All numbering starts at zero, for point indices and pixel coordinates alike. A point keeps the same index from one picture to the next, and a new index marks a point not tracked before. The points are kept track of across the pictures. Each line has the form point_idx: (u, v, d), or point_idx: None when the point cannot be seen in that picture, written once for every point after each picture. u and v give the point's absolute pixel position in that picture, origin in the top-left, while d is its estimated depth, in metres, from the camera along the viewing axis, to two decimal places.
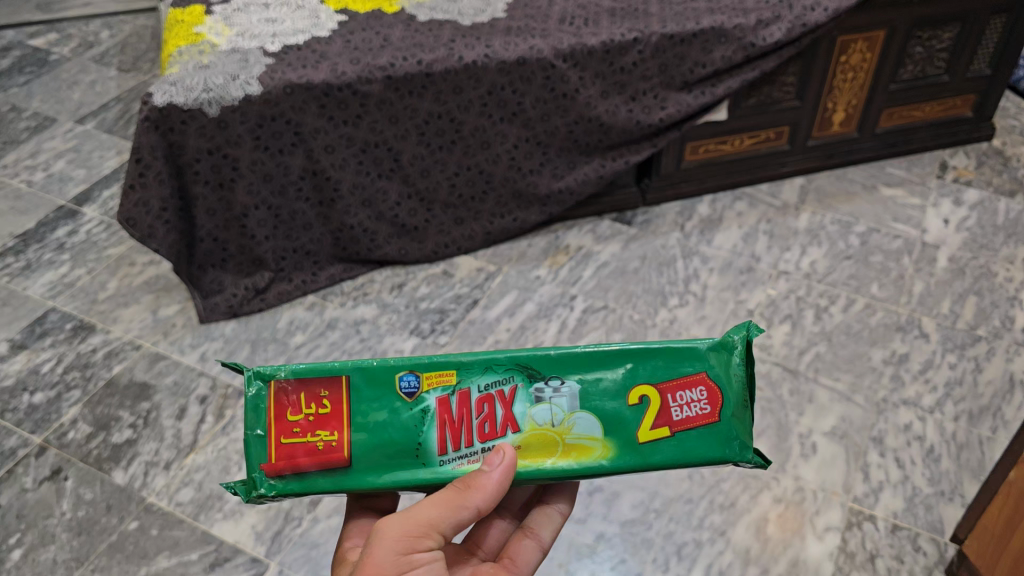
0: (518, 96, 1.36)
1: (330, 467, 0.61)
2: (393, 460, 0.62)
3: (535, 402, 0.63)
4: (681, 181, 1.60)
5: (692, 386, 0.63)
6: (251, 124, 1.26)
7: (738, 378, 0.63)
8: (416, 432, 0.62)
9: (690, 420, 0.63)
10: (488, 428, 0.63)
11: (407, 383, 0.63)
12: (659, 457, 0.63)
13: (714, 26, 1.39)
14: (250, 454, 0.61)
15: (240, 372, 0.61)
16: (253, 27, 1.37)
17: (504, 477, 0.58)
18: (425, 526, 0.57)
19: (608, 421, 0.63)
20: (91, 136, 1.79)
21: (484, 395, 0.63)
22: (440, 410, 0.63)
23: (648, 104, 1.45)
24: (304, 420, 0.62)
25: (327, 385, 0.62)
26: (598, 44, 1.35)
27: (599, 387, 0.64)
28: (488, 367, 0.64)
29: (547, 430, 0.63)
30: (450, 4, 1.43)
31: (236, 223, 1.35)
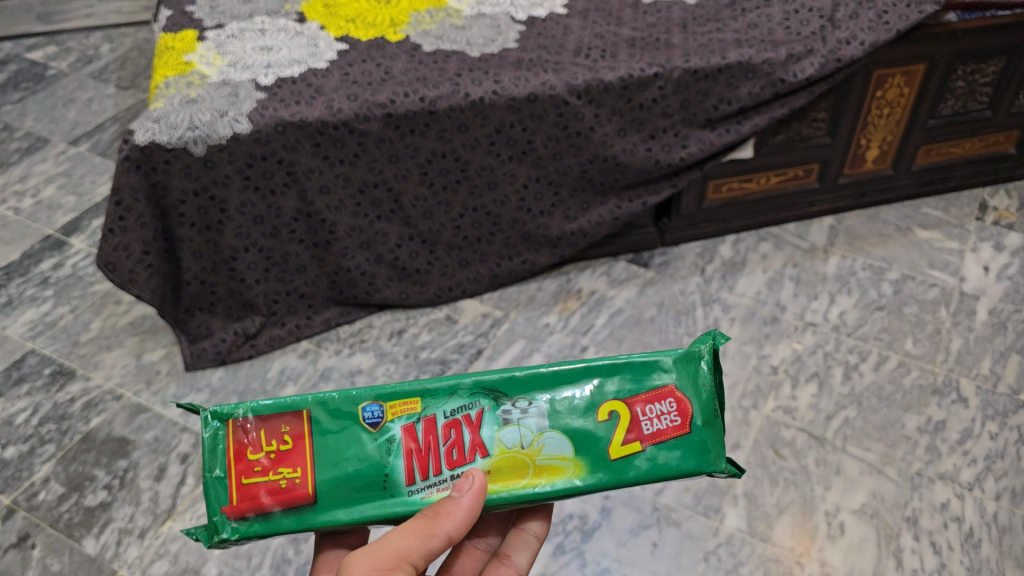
0: (529, 135, 1.27)
1: (294, 504, 0.65)
2: (359, 493, 0.66)
3: (503, 426, 0.68)
4: (702, 221, 1.51)
5: (662, 399, 0.69)
6: (240, 164, 1.18)
7: (705, 389, 0.69)
8: (383, 464, 0.66)
9: (660, 433, 0.68)
10: (456, 455, 0.67)
11: (371, 414, 0.67)
12: (633, 469, 0.67)
13: (741, 61, 1.29)
14: (212, 497, 0.64)
15: (198, 414, 0.65)
16: (246, 56, 1.28)
17: (473, 504, 0.62)
18: (396, 557, 0.60)
19: (578, 439, 0.68)
20: (84, 160, 1.71)
21: (449, 421, 0.68)
22: (406, 437, 0.67)
23: (668, 142, 1.35)
24: (266, 458, 0.66)
25: (287, 422, 0.66)
26: (615, 78, 1.25)
27: (567, 406, 0.69)
28: (454, 393, 0.68)
29: (517, 452, 0.67)
30: (458, 33, 1.35)
31: (225, 265, 1.27)
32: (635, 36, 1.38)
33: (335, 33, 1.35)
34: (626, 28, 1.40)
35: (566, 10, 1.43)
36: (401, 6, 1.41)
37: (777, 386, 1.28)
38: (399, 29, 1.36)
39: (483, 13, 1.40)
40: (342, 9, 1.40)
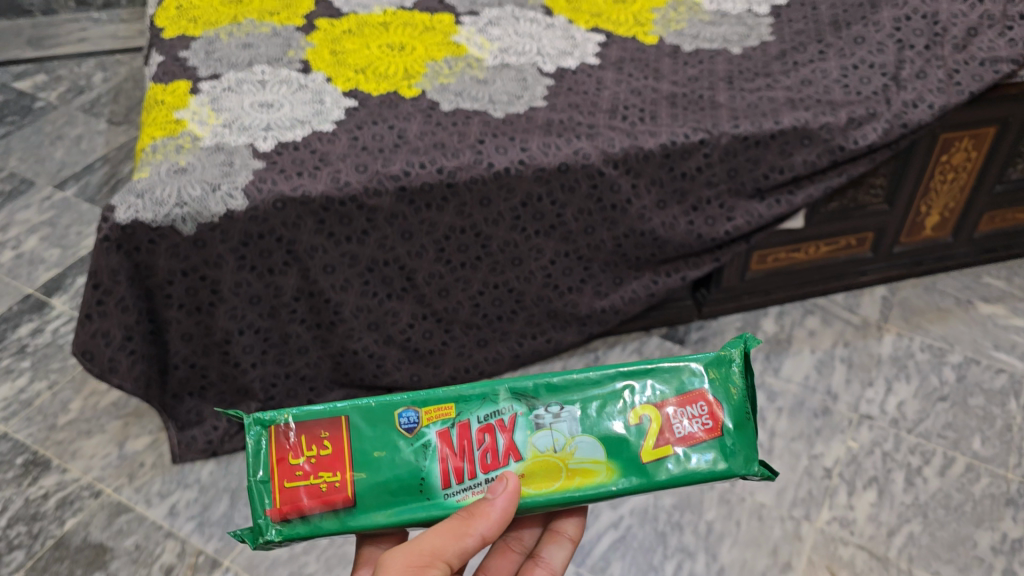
0: (558, 207, 1.13)
1: (334, 507, 0.70)
2: (395, 497, 0.71)
3: (536, 430, 0.72)
4: (745, 293, 1.37)
5: (693, 404, 0.74)
6: (234, 243, 1.04)
7: (736, 393, 0.74)
8: (420, 467, 0.71)
9: (691, 436, 0.73)
10: (490, 458, 0.71)
11: (406, 418, 0.72)
12: (665, 471, 0.72)
13: (797, 126, 1.16)
14: (256, 501, 0.69)
15: (243, 421, 0.70)
16: (244, 113, 1.15)
17: (506, 505, 0.67)
18: (430, 555, 0.64)
19: (611, 443, 0.73)
20: (70, 207, 1.58)
21: (482, 425, 0.72)
22: (441, 441, 0.72)
23: (712, 215, 1.21)
24: (306, 462, 0.71)
25: (326, 427, 0.72)
26: (656, 145, 1.12)
27: (600, 411, 0.73)
28: (486, 400, 0.73)
29: (550, 456, 0.72)
30: (480, 87, 1.21)
31: (217, 348, 1.13)
32: (677, 90, 1.24)
33: (343, 86, 1.22)
34: (666, 82, 1.26)
35: (599, 61, 1.31)
36: (416, 55, 1.28)
37: (831, 492, 1.16)
38: (414, 82, 1.22)
39: (507, 63, 1.27)
40: (351, 58, 1.27)
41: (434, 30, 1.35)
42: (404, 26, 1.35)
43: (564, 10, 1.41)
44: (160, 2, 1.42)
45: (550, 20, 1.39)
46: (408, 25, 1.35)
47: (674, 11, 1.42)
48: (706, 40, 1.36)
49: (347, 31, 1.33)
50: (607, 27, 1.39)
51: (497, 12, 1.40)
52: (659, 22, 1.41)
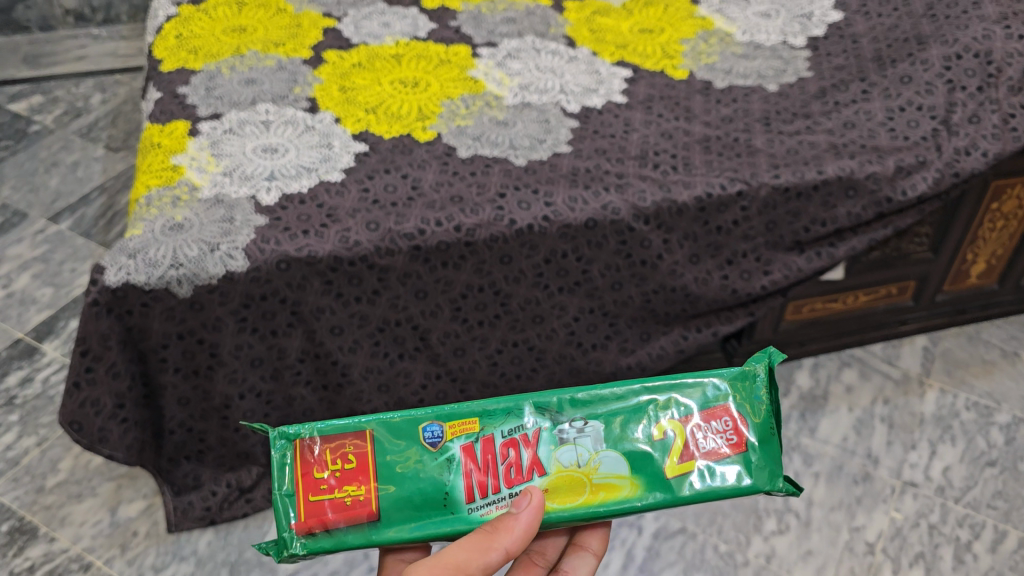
0: (585, 264, 1.05)
1: (358, 520, 0.77)
2: (420, 511, 0.78)
3: (560, 445, 0.80)
4: (777, 344, 1.29)
5: (715, 421, 0.81)
6: (234, 305, 0.96)
7: (758, 412, 0.82)
8: (444, 482, 0.79)
9: (713, 452, 0.81)
10: (514, 473, 0.79)
11: (430, 433, 0.80)
12: (688, 486, 0.80)
13: (842, 176, 1.07)
14: (281, 514, 0.77)
15: (271, 437, 0.78)
16: (246, 160, 1.07)
17: (530, 519, 0.73)
18: (454, 567, 0.70)
19: (635, 459, 0.80)
20: (65, 241, 1.51)
21: (506, 440, 0.80)
22: (465, 456, 0.79)
23: (747, 268, 1.13)
24: (331, 477, 0.78)
25: (351, 443, 0.79)
26: (690, 198, 1.04)
27: (622, 428, 0.81)
28: (511, 417, 0.81)
29: (574, 470, 0.79)
30: (499, 130, 1.13)
31: (216, 413, 1.05)
32: (710, 133, 1.16)
33: (354, 127, 1.14)
34: (698, 124, 1.18)
35: (625, 98, 1.23)
36: (433, 92, 1.20)
37: (875, 570, 1.08)
38: (429, 123, 1.14)
39: (529, 103, 1.19)
40: (362, 95, 1.19)
41: (450, 64, 1.27)
42: (417, 60, 1.27)
43: (587, 41, 1.35)
44: (160, 31, 1.35)
45: (572, 52, 1.31)
46: (422, 59, 1.28)
47: (704, 43, 1.35)
48: (740, 75, 1.28)
49: (358, 64, 1.26)
50: (633, 60, 1.31)
51: (517, 43, 1.32)
52: (689, 54, 1.33)
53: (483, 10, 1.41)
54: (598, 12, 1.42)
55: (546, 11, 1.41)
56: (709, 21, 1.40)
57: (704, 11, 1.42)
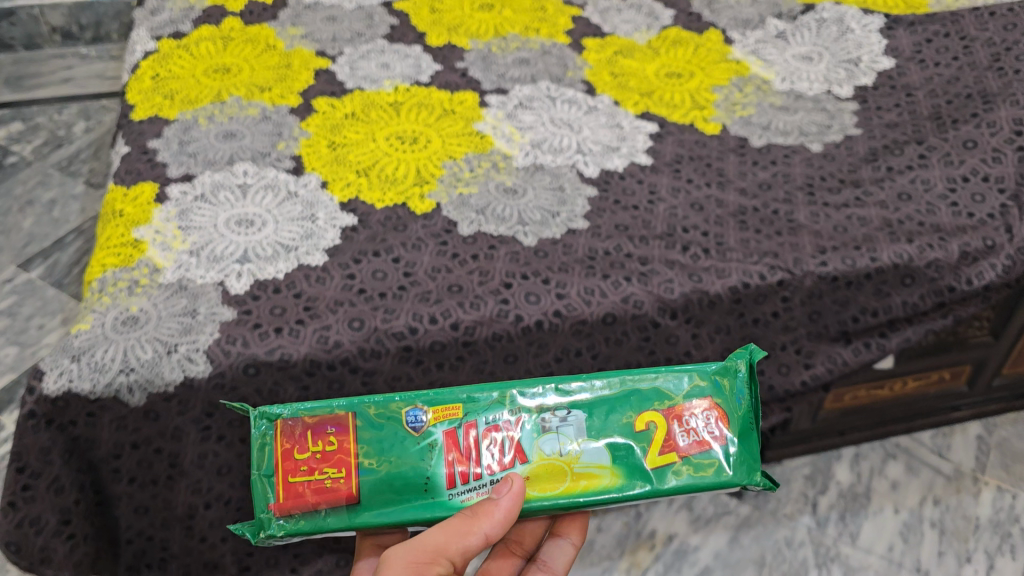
0: (602, 362, 0.92)
1: (337, 503, 0.80)
2: (398, 495, 0.81)
3: (545, 434, 0.84)
4: (815, 434, 1.17)
5: (698, 413, 0.85)
6: (195, 413, 0.84)
7: (740, 407, 0.86)
8: (425, 468, 0.82)
9: (695, 444, 0.84)
10: (496, 460, 0.83)
11: (414, 419, 0.83)
12: (670, 476, 0.83)
13: (898, 264, 0.94)
14: (261, 495, 0.80)
15: (254, 416, 0.81)
16: (218, 236, 0.94)
17: (508, 508, 0.78)
18: (433, 551, 0.76)
19: (615, 449, 0.84)
20: (34, 292, 1.40)
21: (490, 427, 0.84)
22: (448, 441, 0.83)
23: (787, 362, 0.99)
24: (311, 458, 0.81)
25: (330, 432, 0.82)
26: (723, 289, 0.91)
27: (603, 420, 0.85)
28: (495, 405, 0.84)
29: (556, 460, 0.83)
30: (507, 200, 1.00)
31: (178, 522, 0.93)
32: (746, 204, 1.03)
33: (342, 193, 1.00)
34: (731, 192, 1.05)
35: (650, 159, 1.09)
36: (433, 151, 1.07)
37: None
38: (427, 190, 1.01)
39: (541, 165, 1.05)
40: (353, 154, 1.06)
41: (454, 115, 1.14)
42: (417, 109, 1.14)
43: (608, 86, 1.21)
44: (136, 69, 1.23)
45: (592, 101, 1.18)
46: (423, 108, 1.15)
47: (739, 92, 1.21)
48: (779, 132, 1.14)
49: (350, 114, 1.13)
50: (659, 111, 1.18)
51: (529, 90, 1.19)
52: (721, 104, 1.19)
53: (494, 49, 1.28)
54: (621, 53, 1.29)
55: (564, 52, 1.28)
56: (744, 65, 1.25)
57: (738, 53, 1.28)
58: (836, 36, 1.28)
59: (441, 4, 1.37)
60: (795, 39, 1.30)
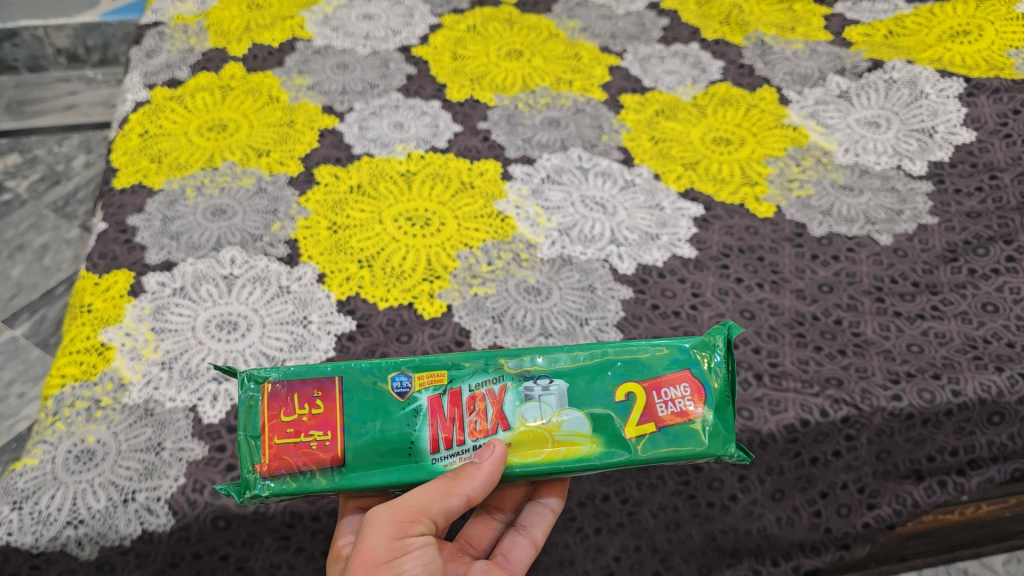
0: (631, 507, 0.80)
1: (323, 467, 0.65)
2: (384, 459, 0.66)
3: (526, 402, 0.68)
4: (871, 560, 1.02)
5: (677, 383, 0.69)
6: (157, 565, 0.73)
7: (723, 378, 0.70)
8: (409, 432, 0.66)
9: (681, 414, 0.68)
10: (479, 425, 0.67)
11: (398, 385, 0.68)
12: (650, 447, 0.67)
13: (987, 399, 0.80)
14: (244, 456, 0.64)
15: (235, 375, 0.66)
16: (195, 343, 0.83)
17: (493, 469, 0.64)
18: (414, 512, 0.63)
19: (596, 413, 0.68)
20: (17, 353, 1.32)
21: (474, 395, 0.68)
22: (432, 409, 0.67)
23: (847, 502, 0.85)
24: (297, 420, 0.66)
25: (317, 391, 0.67)
26: (778, 427, 0.78)
27: (585, 389, 0.69)
28: (477, 370, 0.69)
29: (538, 428, 0.67)
30: (527, 304, 0.87)
31: None
32: (804, 310, 0.89)
33: (341, 288, 0.89)
34: (787, 294, 0.91)
35: (693, 250, 0.96)
36: (447, 236, 0.94)
37: None
38: (438, 288, 0.89)
39: (569, 257, 0.93)
40: (356, 238, 0.94)
41: (471, 190, 1.01)
42: (431, 182, 1.02)
43: (648, 155, 1.08)
44: (124, 123, 1.12)
45: (629, 174, 1.05)
46: (437, 180, 1.02)
47: (796, 165, 1.06)
48: (843, 219, 0.99)
49: (355, 187, 1.00)
50: (705, 187, 1.04)
51: (558, 159, 1.06)
52: (776, 180, 1.05)
53: (521, 106, 1.15)
54: (663, 112, 1.16)
55: (599, 111, 1.15)
56: (801, 132, 1.11)
57: (795, 117, 1.14)
58: (908, 100, 1.14)
59: (465, 50, 1.24)
60: (860, 100, 1.15)
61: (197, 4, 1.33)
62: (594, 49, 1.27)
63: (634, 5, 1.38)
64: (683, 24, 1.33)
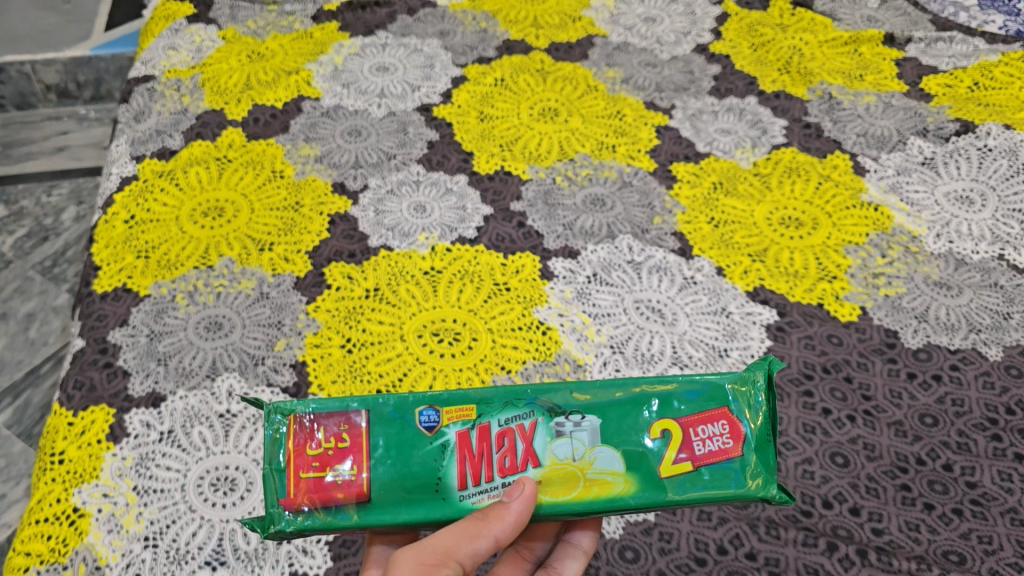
0: None
1: (350, 501, 0.52)
2: (411, 495, 0.52)
3: (555, 438, 0.54)
4: None
5: (715, 419, 0.55)
6: None
7: (765, 415, 0.55)
8: (436, 466, 0.53)
9: (720, 452, 0.54)
10: (508, 462, 0.54)
11: (425, 417, 0.54)
12: (686, 492, 0.53)
13: None
14: (267, 487, 0.52)
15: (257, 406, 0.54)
16: (185, 511, 0.70)
17: (524, 510, 0.50)
18: (441, 554, 0.50)
19: (629, 448, 0.54)
20: None
21: (504, 429, 0.54)
22: (460, 443, 0.54)
23: None
24: (325, 451, 0.53)
25: (343, 420, 0.54)
26: None
27: (619, 422, 0.55)
28: (508, 401, 0.55)
29: (567, 466, 0.54)
30: None
31: None
32: (906, 452, 0.76)
33: None
34: (884, 429, 0.77)
35: None
36: (479, 356, 0.81)
37: None
38: None
39: None
40: (374, 358, 0.80)
41: (507, 294, 0.87)
42: (459, 282, 0.88)
43: (708, 243, 0.94)
44: (108, 204, 0.98)
45: (688, 269, 0.91)
46: (466, 280, 0.88)
47: (882, 256, 0.92)
48: (942, 326, 0.86)
49: (373, 293, 0.86)
50: (776, 284, 0.90)
51: (605, 252, 0.92)
52: (858, 274, 0.91)
53: (559, 180, 1.01)
54: (721, 185, 1.01)
55: (648, 185, 1.01)
56: (884, 213, 0.97)
57: (874, 192, 1.00)
58: (1007, 174, 1.00)
59: (493, 109, 1.10)
60: (948, 170, 1.02)
61: (192, 54, 1.19)
62: (638, 104, 1.13)
63: (680, 48, 1.23)
64: (737, 73, 1.18)
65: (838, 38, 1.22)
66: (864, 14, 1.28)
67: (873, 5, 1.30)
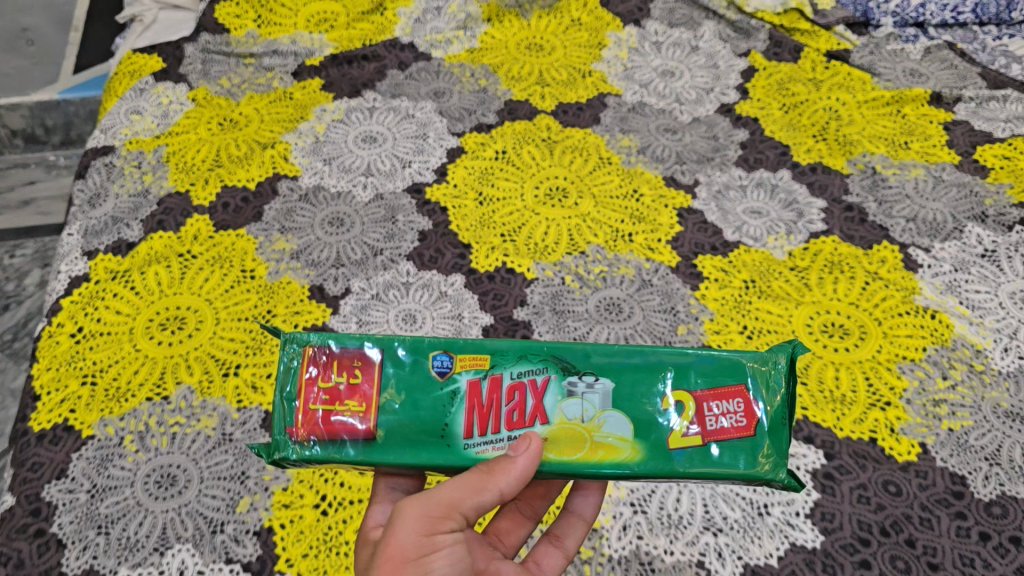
0: None
1: (359, 436, 0.48)
2: (418, 439, 0.48)
3: (565, 397, 0.49)
4: None
5: (732, 396, 0.49)
6: None
7: (785, 397, 0.49)
8: (444, 412, 0.49)
9: (732, 430, 0.48)
10: (516, 416, 0.48)
11: (438, 361, 0.50)
12: (692, 468, 0.48)
13: None
14: (275, 414, 0.48)
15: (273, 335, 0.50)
16: None
17: (528, 466, 0.45)
18: (445, 507, 0.44)
19: (640, 415, 0.49)
20: None
21: (518, 381, 0.49)
22: (470, 392, 0.49)
23: None
24: (335, 385, 0.49)
25: (357, 356, 0.50)
26: None
27: (632, 386, 0.49)
28: (521, 354, 0.50)
29: (574, 428, 0.48)
30: None
31: None
32: None
33: None
34: None
35: (816, 532, 0.70)
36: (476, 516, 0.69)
37: None
38: None
39: (646, 561, 0.68)
40: (352, 523, 0.69)
41: None
42: None
43: None
44: (53, 312, 0.85)
45: None
46: None
47: (941, 377, 0.80)
48: (1018, 472, 0.74)
49: None
50: (820, 415, 0.78)
51: None
52: (915, 400, 0.79)
53: (569, 280, 0.88)
54: (754, 283, 0.89)
55: (670, 284, 0.88)
56: (943, 322, 0.85)
57: (929, 293, 0.87)
58: None
59: (494, 189, 0.98)
60: (1011, 266, 0.90)
61: (157, 120, 1.06)
62: (657, 180, 1.00)
63: (702, 108, 1.10)
64: (768, 140, 1.05)
65: (879, 98, 1.09)
66: (907, 66, 1.15)
67: (916, 56, 1.17)
